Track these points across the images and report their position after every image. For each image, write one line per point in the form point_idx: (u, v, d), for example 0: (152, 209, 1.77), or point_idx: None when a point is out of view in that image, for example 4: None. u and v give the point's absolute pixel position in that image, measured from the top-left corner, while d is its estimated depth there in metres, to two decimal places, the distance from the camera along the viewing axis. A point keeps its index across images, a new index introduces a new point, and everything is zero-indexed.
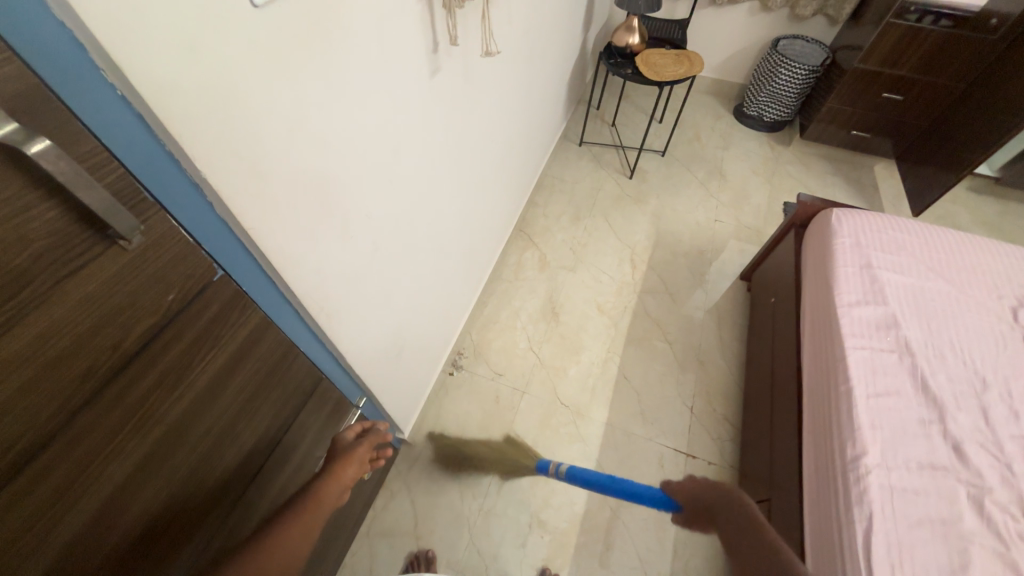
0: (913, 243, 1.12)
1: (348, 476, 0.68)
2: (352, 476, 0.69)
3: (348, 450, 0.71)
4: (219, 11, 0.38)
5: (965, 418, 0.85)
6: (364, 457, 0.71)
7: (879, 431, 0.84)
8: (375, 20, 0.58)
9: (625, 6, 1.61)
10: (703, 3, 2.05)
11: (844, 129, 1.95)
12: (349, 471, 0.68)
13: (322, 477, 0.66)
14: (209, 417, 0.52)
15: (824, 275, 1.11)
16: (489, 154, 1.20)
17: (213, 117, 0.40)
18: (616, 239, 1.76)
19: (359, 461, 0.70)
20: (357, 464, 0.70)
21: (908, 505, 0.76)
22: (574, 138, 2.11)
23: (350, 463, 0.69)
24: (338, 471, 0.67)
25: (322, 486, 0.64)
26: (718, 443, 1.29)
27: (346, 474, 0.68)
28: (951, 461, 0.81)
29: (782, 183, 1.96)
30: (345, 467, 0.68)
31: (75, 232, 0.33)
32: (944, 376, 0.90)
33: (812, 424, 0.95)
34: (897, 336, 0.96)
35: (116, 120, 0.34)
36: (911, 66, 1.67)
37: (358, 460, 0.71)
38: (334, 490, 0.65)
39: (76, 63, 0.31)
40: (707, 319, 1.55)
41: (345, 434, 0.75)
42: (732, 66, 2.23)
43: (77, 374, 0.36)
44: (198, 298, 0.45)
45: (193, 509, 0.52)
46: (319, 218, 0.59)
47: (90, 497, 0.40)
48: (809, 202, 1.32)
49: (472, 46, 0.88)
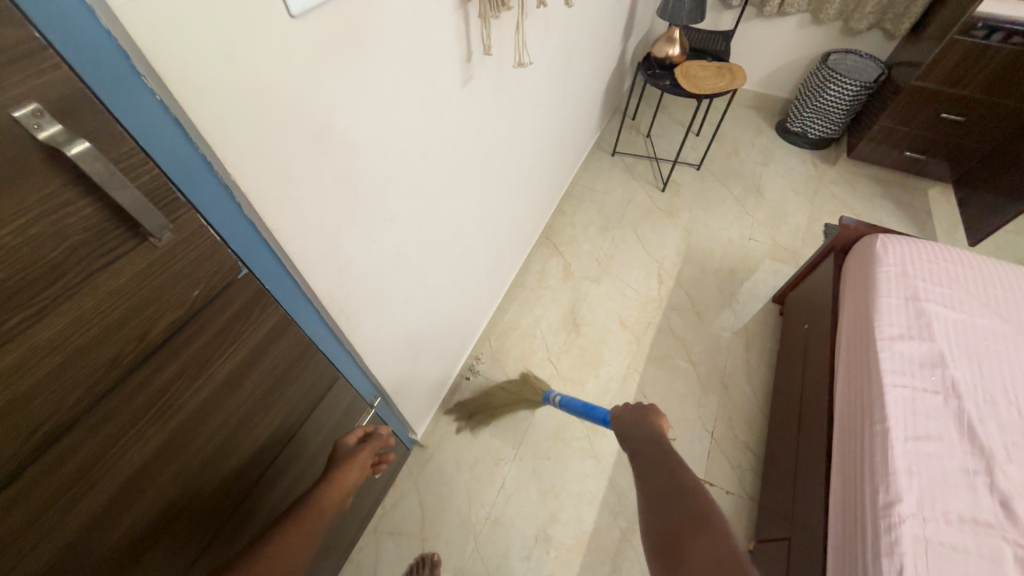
0: (967, 276, 1.04)
1: (349, 481, 0.69)
2: (353, 480, 0.70)
3: (349, 455, 0.72)
4: (258, 24, 0.39)
5: (1016, 471, 0.78)
6: (365, 462, 0.72)
7: (917, 477, 0.78)
8: (410, 28, 0.59)
9: (667, 16, 1.57)
10: (750, 14, 1.99)
11: (897, 150, 1.84)
12: (350, 475, 0.69)
13: (324, 483, 0.67)
14: (226, 409, 0.53)
15: (864, 305, 1.05)
16: (518, 162, 1.20)
17: (243, 123, 0.42)
18: (644, 253, 1.72)
19: (360, 466, 0.72)
20: (358, 468, 0.72)
21: (947, 562, 0.70)
22: (607, 148, 2.08)
23: (352, 467, 0.71)
24: (341, 476, 0.69)
25: (324, 491, 0.66)
26: (738, 472, 1.24)
27: (347, 479, 0.69)
28: (998, 518, 0.74)
29: (824, 204, 1.87)
30: (345, 472, 0.69)
31: (110, 228, 0.35)
32: (994, 423, 0.83)
33: (842, 462, 0.90)
34: (943, 375, 0.89)
35: (155, 123, 0.36)
36: (975, 85, 1.56)
37: (359, 465, 0.72)
38: (336, 496, 0.66)
39: (119, 70, 0.32)
40: (735, 341, 1.49)
41: (347, 439, 0.75)
42: (777, 80, 2.15)
43: (103, 362, 0.38)
44: (222, 294, 0.47)
45: (205, 498, 0.54)
46: (344, 221, 0.60)
47: (110, 479, 0.42)
48: (851, 226, 1.25)
49: (506, 55, 0.89)
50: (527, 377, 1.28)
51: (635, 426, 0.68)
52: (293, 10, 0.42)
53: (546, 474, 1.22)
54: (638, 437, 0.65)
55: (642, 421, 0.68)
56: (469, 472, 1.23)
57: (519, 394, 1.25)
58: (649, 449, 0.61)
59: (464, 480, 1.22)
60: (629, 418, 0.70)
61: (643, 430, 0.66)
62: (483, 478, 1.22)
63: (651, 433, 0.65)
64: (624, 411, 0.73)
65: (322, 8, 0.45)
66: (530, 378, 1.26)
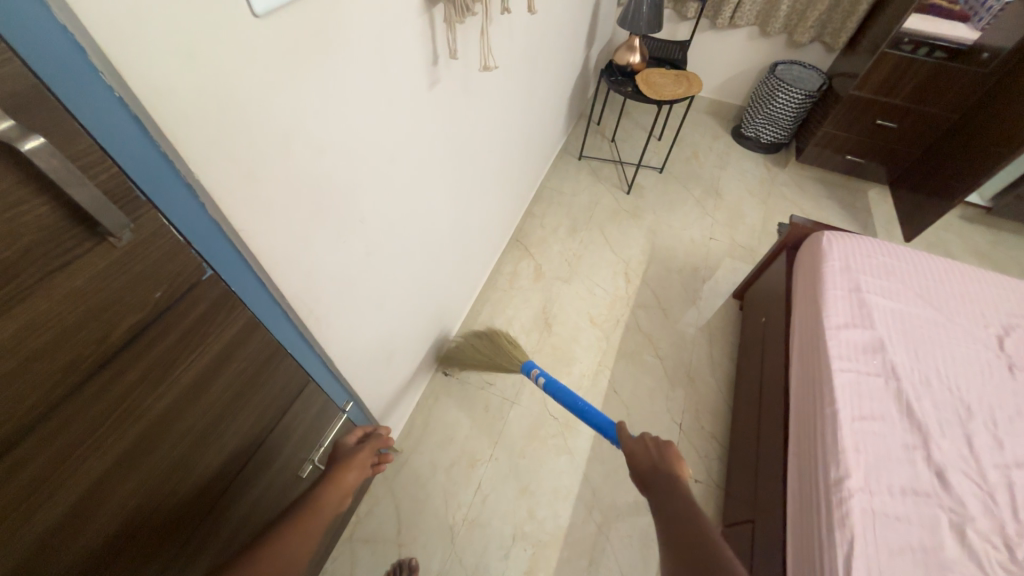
0: (902, 269, 1.14)
1: (349, 481, 0.71)
2: (353, 481, 0.71)
3: (350, 455, 0.74)
4: (221, 23, 0.39)
5: (948, 444, 0.86)
6: (365, 462, 0.73)
7: (863, 454, 0.84)
8: (376, 33, 0.60)
9: (627, 26, 1.63)
10: (704, 26, 2.09)
11: (840, 154, 1.98)
12: (350, 476, 0.71)
13: (324, 484, 0.68)
14: (192, 415, 0.51)
15: (813, 297, 1.12)
16: (487, 165, 1.22)
17: (208, 122, 0.41)
18: (611, 253, 1.77)
19: (360, 466, 0.73)
20: (358, 469, 0.73)
21: (890, 530, 0.76)
22: (573, 152, 2.14)
23: (352, 469, 0.72)
24: (339, 477, 0.70)
25: (323, 492, 0.67)
26: (705, 461, 1.29)
27: (347, 480, 0.70)
28: (934, 487, 0.81)
29: (777, 204, 1.98)
30: (345, 473, 0.71)
31: (65, 227, 0.34)
32: (928, 402, 0.91)
33: (798, 444, 0.96)
34: (883, 360, 0.97)
35: (113, 120, 0.35)
36: (905, 95, 1.71)
37: (359, 465, 0.74)
38: (333, 498, 0.67)
39: (76, 66, 0.32)
40: (699, 336, 1.55)
41: (348, 439, 0.79)
42: (731, 88, 2.27)
43: (61, 366, 0.37)
44: (187, 295, 0.46)
45: (168, 509, 0.52)
46: (311, 222, 0.60)
47: (68, 490, 0.40)
48: (801, 224, 1.34)
49: (472, 60, 0.90)
50: (497, 337, 1.16)
51: (660, 478, 0.63)
52: (258, 10, 0.42)
53: (523, 472, 1.24)
54: (665, 489, 0.61)
55: (667, 470, 0.64)
56: (445, 474, 1.22)
57: (493, 357, 1.16)
58: (675, 510, 0.57)
59: (440, 482, 1.21)
60: (651, 464, 0.65)
61: (664, 474, 0.63)
62: (460, 480, 1.22)
63: (676, 485, 0.61)
64: (644, 450, 0.67)
65: (287, 9, 0.45)
66: (503, 344, 1.13)
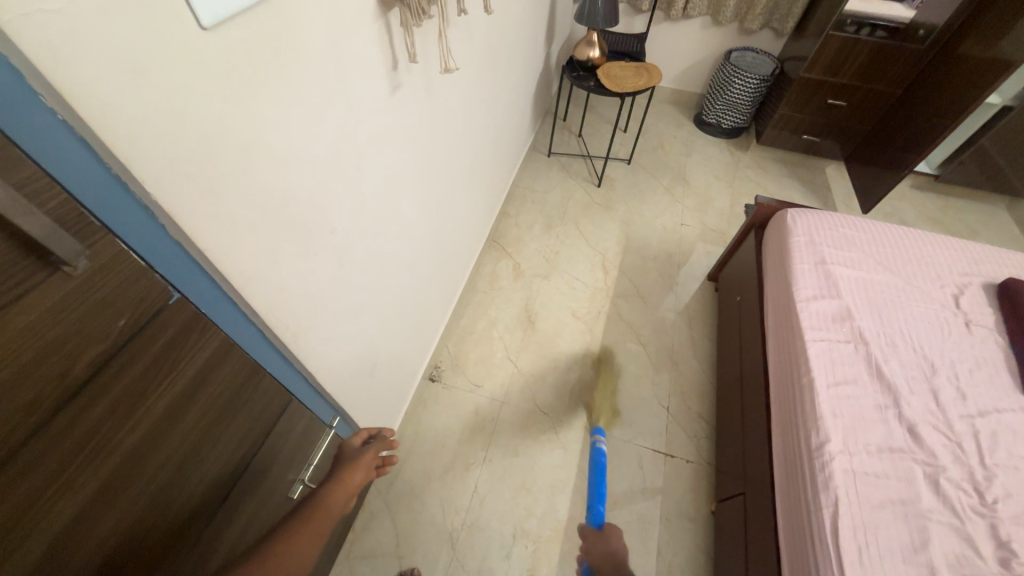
0: (862, 239, 1.19)
1: (355, 482, 0.75)
2: (359, 481, 0.76)
3: (355, 457, 0.78)
4: (166, 36, 0.38)
5: (917, 401, 0.90)
6: (370, 463, 0.78)
7: (840, 418, 0.88)
8: (331, 40, 0.59)
9: (584, 22, 1.65)
10: (659, 18, 2.14)
11: (796, 134, 2.06)
12: (356, 478, 0.75)
13: (330, 485, 0.72)
14: (170, 442, 0.50)
15: (783, 273, 1.16)
16: (455, 169, 1.21)
17: (159, 139, 0.40)
18: (588, 246, 1.79)
19: (365, 467, 0.78)
20: (363, 470, 0.77)
21: (871, 488, 0.79)
22: (542, 149, 2.15)
23: (357, 470, 0.77)
24: (345, 478, 0.74)
25: (330, 494, 0.70)
26: (694, 441, 1.32)
27: (353, 480, 0.75)
28: (908, 443, 0.85)
29: (742, 186, 2.05)
30: (350, 475, 0.75)
31: (15, 260, 0.32)
32: (896, 362, 0.96)
33: (780, 414, 0.99)
34: (852, 327, 1.01)
35: (59, 144, 0.34)
36: (852, 73, 1.79)
37: (365, 466, 0.79)
38: (340, 497, 0.71)
39: (15, 92, 0.30)
40: (679, 319, 1.59)
41: (352, 441, 0.83)
42: (690, 77, 2.33)
43: (23, 403, 0.35)
44: (153, 321, 0.44)
45: (152, 546, 0.50)
46: (281, 236, 0.59)
47: (38, 537, 0.38)
48: (766, 204, 1.38)
49: (431, 63, 0.90)
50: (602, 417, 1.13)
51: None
52: (206, 24, 0.40)
53: (518, 472, 1.24)
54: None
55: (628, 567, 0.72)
56: (440, 481, 1.21)
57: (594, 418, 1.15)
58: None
59: (436, 490, 1.20)
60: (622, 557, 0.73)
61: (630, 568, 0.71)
62: (456, 486, 1.21)
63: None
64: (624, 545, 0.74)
65: (235, 20, 0.44)
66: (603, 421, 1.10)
